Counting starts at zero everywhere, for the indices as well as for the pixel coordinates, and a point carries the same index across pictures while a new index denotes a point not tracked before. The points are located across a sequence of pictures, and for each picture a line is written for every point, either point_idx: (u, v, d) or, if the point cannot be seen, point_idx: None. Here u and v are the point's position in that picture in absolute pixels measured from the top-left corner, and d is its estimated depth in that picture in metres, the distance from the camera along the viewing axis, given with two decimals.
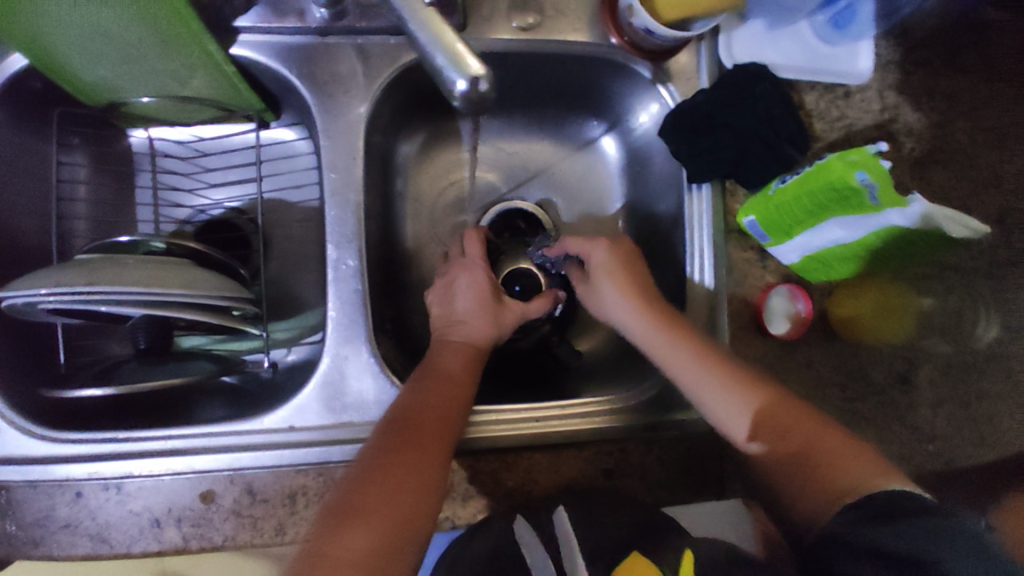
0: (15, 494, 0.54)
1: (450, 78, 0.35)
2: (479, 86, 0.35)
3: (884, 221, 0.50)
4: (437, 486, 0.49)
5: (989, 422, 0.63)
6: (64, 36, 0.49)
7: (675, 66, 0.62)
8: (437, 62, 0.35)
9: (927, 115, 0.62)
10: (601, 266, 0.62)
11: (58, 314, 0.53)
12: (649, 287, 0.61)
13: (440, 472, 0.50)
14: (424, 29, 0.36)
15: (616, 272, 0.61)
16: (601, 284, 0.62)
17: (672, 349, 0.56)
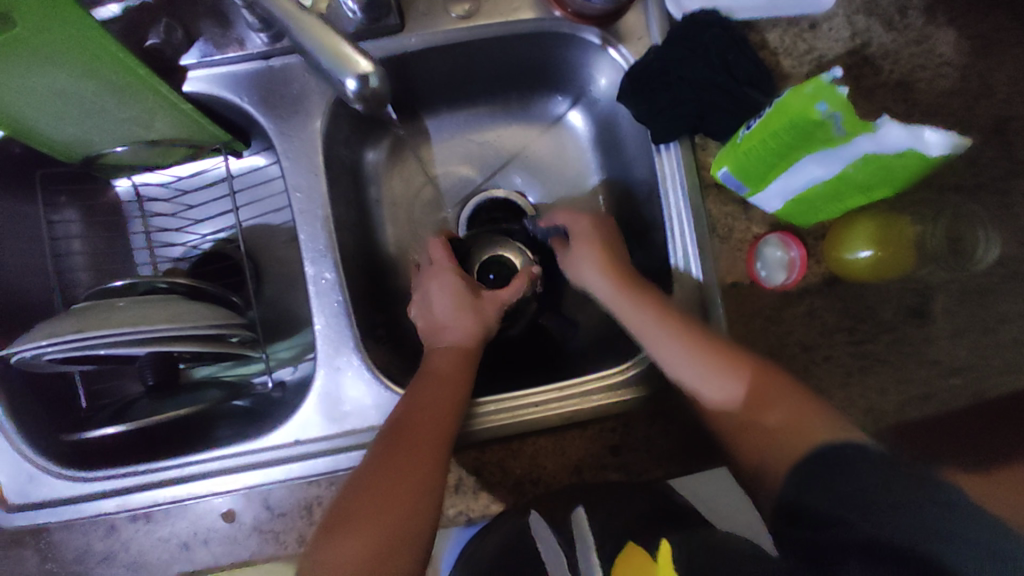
0: (54, 535, 0.59)
1: (342, 79, 0.38)
2: (370, 81, 0.39)
3: (856, 150, 0.47)
4: (430, 490, 0.50)
5: (1017, 346, 0.59)
6: (26, 106, 0.52)
7: (624, 27, 0.60)
8: (324, 62, 0.39)
9: (901, 34, 0.58)
10: (580, 236, 0.64)
11: (65, 363, 0.57)
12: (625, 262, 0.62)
13: (433, 476, 0.51)
14: (307, 36, 0.38)
15: (595, 241, 0.63)
16: (580, 254, 0.64)
17: (638, 313, 0.57)
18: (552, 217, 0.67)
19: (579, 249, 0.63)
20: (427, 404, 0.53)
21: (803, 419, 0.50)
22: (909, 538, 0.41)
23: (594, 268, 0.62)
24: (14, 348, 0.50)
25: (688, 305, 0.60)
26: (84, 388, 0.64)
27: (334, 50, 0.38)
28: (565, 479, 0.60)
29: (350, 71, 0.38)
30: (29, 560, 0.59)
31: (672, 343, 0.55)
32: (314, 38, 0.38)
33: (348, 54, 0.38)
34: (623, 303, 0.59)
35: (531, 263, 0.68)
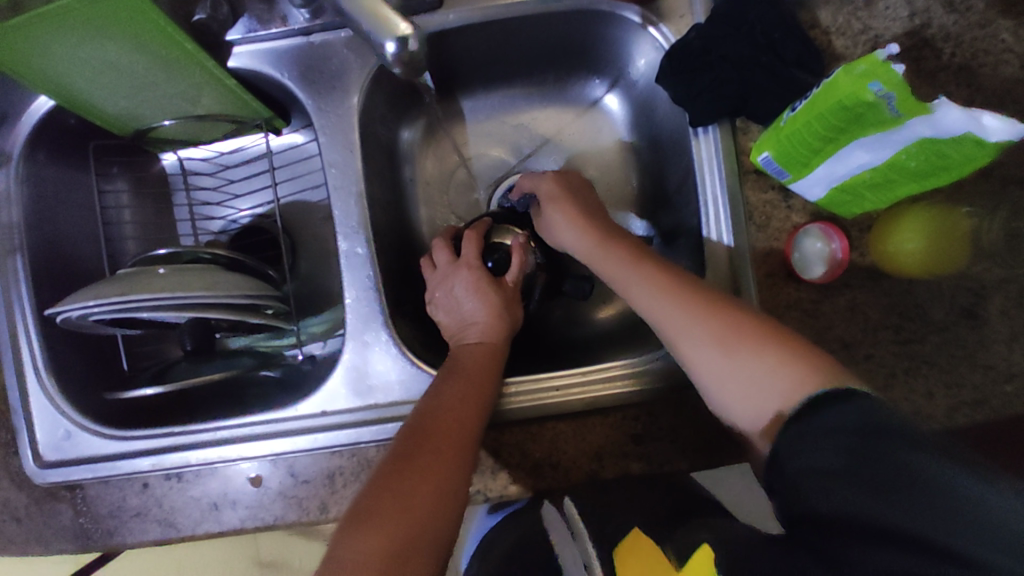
0: (88, 491, 0.60)
1: (381, 42, 0.38)
2: (409, 45, 0.38)
3: (912, 133, 0.44)
4: (456, 487, 0.49)
5: None
6: (83, 77, 0.55)
7: (665, 5, 0.58)
8: (363, 26, 0.38)
9: (968, 13, 0.55)
10: (549, 198, 0.64)
11: (112, 326, 0.60)
12: (603, 222, 0.62)
13: (460, 473, 0.50)
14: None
15: (565, 202, 0.63)
16: (552, 214, 0.63)
17: (617, 265, 0.58)
18: (519, 184, 0.68)
19: (550, 210, 0.63)
20: (457, 399, 0.54)
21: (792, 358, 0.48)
22: (924, 524, 0.37)
23: (569, 226, 0.62)
24: (63, 306, 0.53)
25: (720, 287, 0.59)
26: (128, 350, 0.67)
27: (371, 12, 0.37)
28: (585, 465, 0.58)
29: (390, 35, 0.38)
30: (63, 515, 0.60)
31: (639, 289, 0.56)
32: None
33: (388, 16, 0.37)
34: (597, 258, 0.60)
35: (517, 233, 0.66)
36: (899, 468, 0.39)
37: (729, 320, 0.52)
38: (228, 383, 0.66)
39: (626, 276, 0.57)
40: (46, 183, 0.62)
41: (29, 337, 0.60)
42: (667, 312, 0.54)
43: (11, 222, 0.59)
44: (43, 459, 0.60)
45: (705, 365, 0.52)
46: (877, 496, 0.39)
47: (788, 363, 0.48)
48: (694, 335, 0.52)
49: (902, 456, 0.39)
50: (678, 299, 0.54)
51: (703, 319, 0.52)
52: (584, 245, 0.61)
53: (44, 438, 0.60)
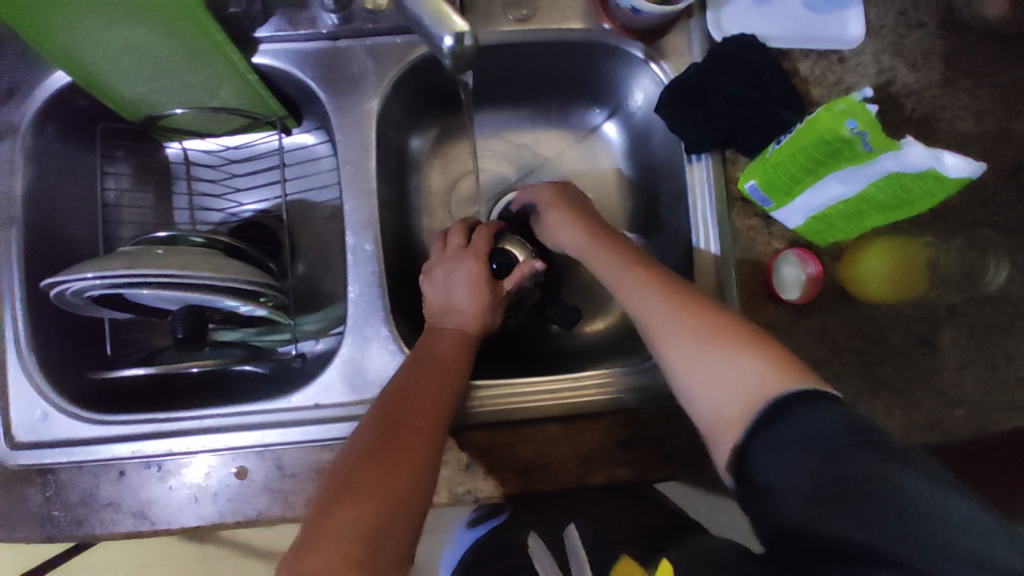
0: (61, 476, 0.57)
1: (439, 36, 0.40)
2: (464, 41, 0.40)
3: (882, 168, 0.49)
4: (431, 472, 0.52)
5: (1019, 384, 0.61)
6: (106, 60, 0.56)
7: (667, 45, 0.64)
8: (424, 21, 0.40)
9: (925, 76, 0.63)
10: (547, 204, 0.66)
11: (104, 306, 0.59)
12: (595, 220, 0.64)
13: (433, 456, 0.53)
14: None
15: (562, 205, 0.65)
16: (549, 218, 0.66)
17: (596, 249, 0.62)
18: (520, 195, 0.70)
19: (546, 214, 0.65)
20: (433, 385, 0.56)
21: (764, 355, 0.49)
22: (887, 540, 0.39)
23: (563, 223, 0.64)
24: (62, 278, 0.53)
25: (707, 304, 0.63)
26: (114, 334, 0.65)
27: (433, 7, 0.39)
28: (573, 468, 0.60)
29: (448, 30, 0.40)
30: (32, 499, 0.57)
31: (597, 254, 0.61)
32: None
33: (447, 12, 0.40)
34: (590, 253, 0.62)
35: (534, 259, 0.65)
36: (877, 484, 0.40)
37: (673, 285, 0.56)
38: (217, 372, 0.65)
39: (596, 253, 0.62)
40: (52, 159, 0.62)
41: (15, 311, 0.58)
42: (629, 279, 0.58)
43: (11, 193, 0.59)
44: (15, 440, 0.57)
45: (650, 317, 0.55)
46: (857, 513, 0.40)
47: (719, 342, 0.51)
48: (642, 290, 0.57)
49: (890, 474, 0.40)
50: (637, 271, 0.58)
51: (686, 317, 0.53)
52: (579, 244, 0.63)
53: (19, 418, 0.58)
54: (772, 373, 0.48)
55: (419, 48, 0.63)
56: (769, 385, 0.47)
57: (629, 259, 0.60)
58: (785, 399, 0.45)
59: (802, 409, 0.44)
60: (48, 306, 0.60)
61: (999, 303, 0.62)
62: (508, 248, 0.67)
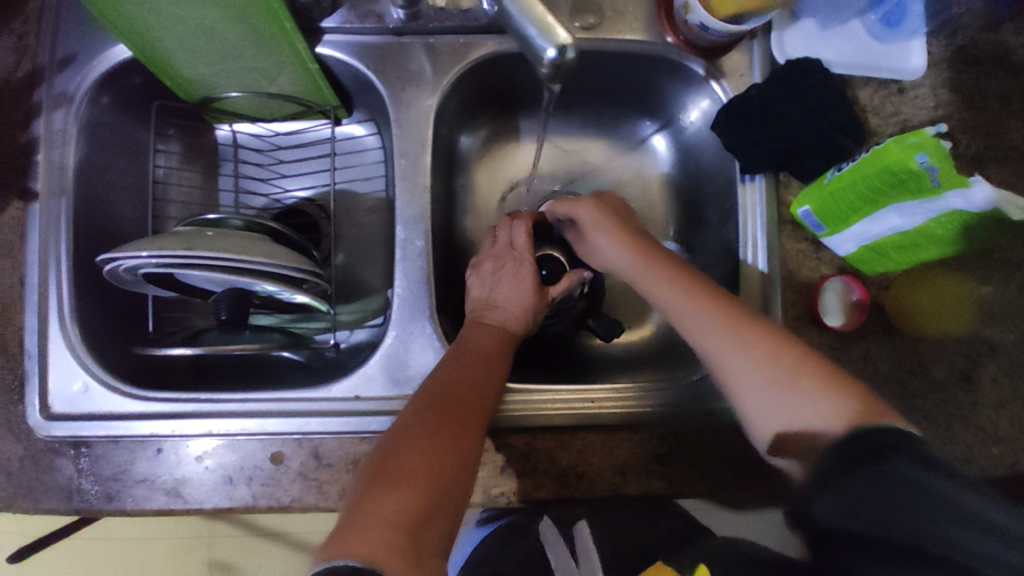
0: (96, 449, 0.57)
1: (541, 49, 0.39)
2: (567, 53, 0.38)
3: (946, 204, 0.50)
4: (472, 462, 0.52)
5: None
6: (173, 38, 0.56)
7: (728, 63, 0.64)
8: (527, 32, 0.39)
9: (978, 114, 0.65)
10: (589, 224, 0.62)
11: (151, 283, 0.59)
12: (645, 236, 0.61)
13: (475, 449, 0.53)
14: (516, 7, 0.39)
15: (606, 224, 0.61)
16: (594, 238, 0.62)
17: (649, 273, 0.58)
18: (553, 209, 0.66)
19: (592, 235, 0.62)
20: (473, 378, 0.56)
21: (835, 397, 0.48)
22: (906, 533, 0.39)
23: (612, 243, 0.60)
24: (117, 253, 0.53)
25: None
26: (155, 312, 0.65)
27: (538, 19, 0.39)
28: (609, 478, 0.60)
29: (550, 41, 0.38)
30: (63, 471, 0.57)
31: (653, 280, 0.58)
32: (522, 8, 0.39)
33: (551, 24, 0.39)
34: (643, 277, 0.59)
35: (582, 269, 0.66)
36: (889, 479, 0.41)
37: (718, 308, 0.54)
38: (255, 358, 0.65)
39: (647, 278, 0.58)
40: (106, 132, 0.62)
41: (59, 283, 0.57)
42: (678, 297, 0.56)
43: (63, 162, 0.58)
44: (50, 411, 0.57)
45: (715, 347, 0.53)
46: (875, 505, 0.40)
47: (782, 373, 0.50)
48: (701, 322, 0.54)
49: (913, 477, 0.40)
50: (689, 292, 0.56)
51: (761, 353, 0.52)
52: (629, 261, 0.60)
53: (56, 389, 0.57)
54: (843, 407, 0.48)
55: (481, 48, 0.63)
56: (846, 420, 0.47)
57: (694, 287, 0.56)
58: (867, 435, 0.43)
59: (874, 438, 0.43)
60: (94, 279, 0.60)
61: None
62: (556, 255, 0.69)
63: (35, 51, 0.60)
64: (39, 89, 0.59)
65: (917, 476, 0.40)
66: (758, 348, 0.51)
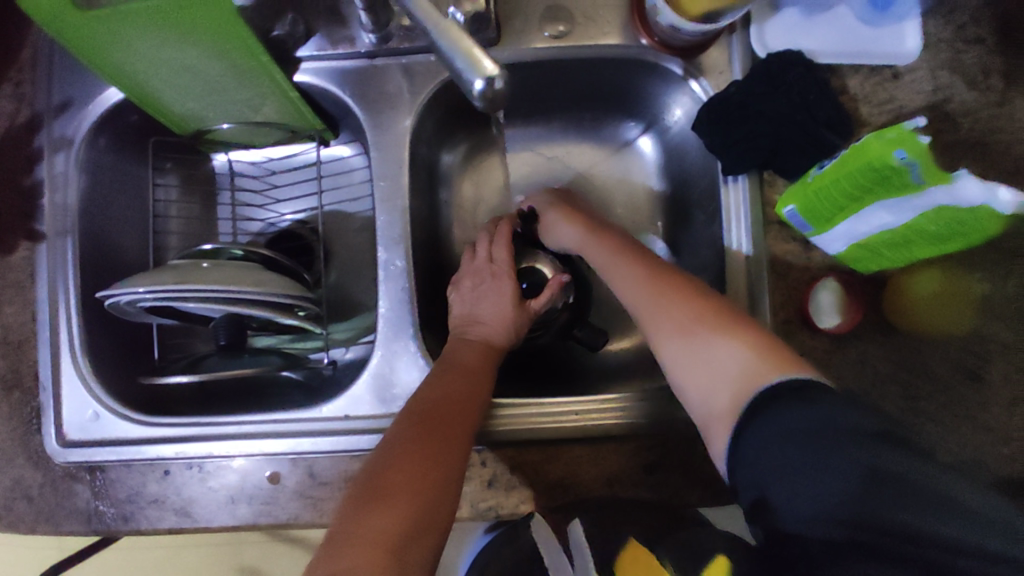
0: (110, 474, 0.61)
1: (469, 80, 0.37)
2: (495, 85, 0.37)
3: (932, 201, 0.47)
4: (458, 478, 0.52)
5: None
6: (159, 78, 0.58)
7: (706, 61, 0.62)
8: (456, 66, 0.38)
9: (985, 94, 0.61)
10: (546, 206, 0.67)
11: (151, 313, 0.62)
12: (592, 216, 0.65)
13: (461, 463, 0.53)
14: (444, 41, 0.38)
15: (558, 205, 0.66)
16: (545, 216, 0.67)
17: (590, 245, 0.62)
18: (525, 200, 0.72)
19: (546, 213, 0.66)
20: (458, 394, 0.57)
21: (738, 337, 0.48)
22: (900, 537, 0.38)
23: (562, 221, 0.64)
24: (114, 289, 0.56)
25: None
26: (160, 339, 0.69)
27: (464, 50, 0.37)
28: (597, 489, 0.60)
29: (478, 73, 0.37)
30: (80, 495, 0.61)
31: (591, 251, 0.61)
32: (449, 40, 0.38)
33: (478, 55, 0.37)
34: (587, 249, 0.62)
35: (562, 273, 0.66)
36: (831, 458, 0.40)
37: (649, 269, 0.56)
38: (253, 380, 0.67)
39: (589, 247, 0.61)
40: (104, 172, 0.65)
41: (67, 318, 0.61)
42: (620, 272, 0.57)
43: (65, 204, 0.62)
44: (65, 438, 0.61)
45: (637, 305, 0.55)
46: (833, 498, 0.40)
47: (700, 323, 0.50)
48: (626, 277, 0.57)
49: (861, 459, 0.40)
50: (625, 261, 0.58)
51: (679, 305, 0.52)
52: (576, 236, 0.63)
53: (70, 417, 0.61)
54: (757, 362, 0.46)
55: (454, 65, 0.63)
56: (756, 374, 0.45)
57: (625, 266, 0.57)
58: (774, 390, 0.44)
59: (786, 402, 0.43)
60: (101, 313, 0.64)
61: None
62: (539, 267, 0.68)
63: (34, 99, 0.63)
64: (40, 136, 0.63)
65: (862, 460, 0.40)
66: (681, 303, 0.51)
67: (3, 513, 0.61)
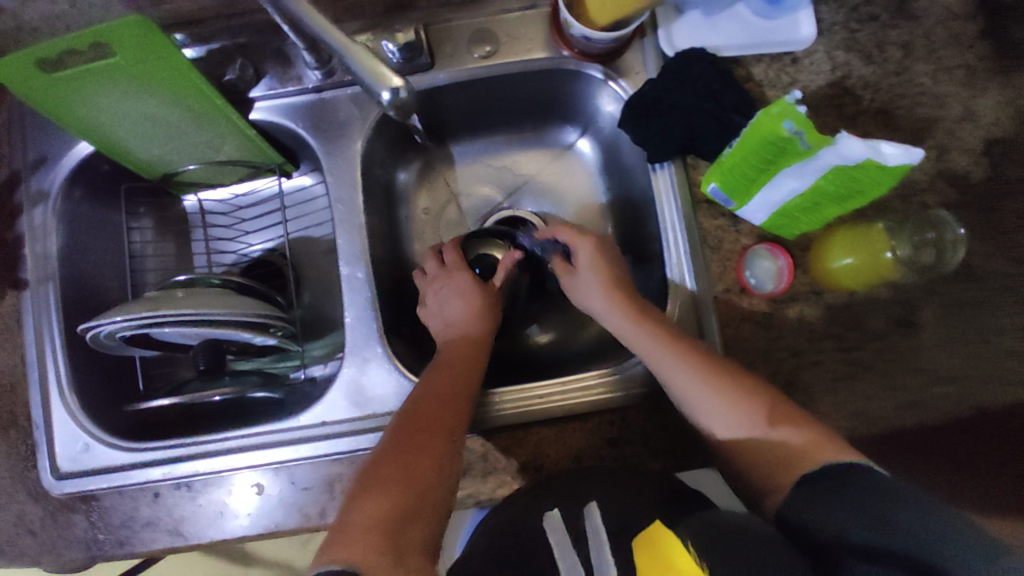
0: (103, 501, 0.64)
1: (377, 92, 0.45)
2: (401, 94, 0.45)
3: (825, 162, 0.52)
4: (450, 460, 0.55)
5: (1009, 357, 0.63)
6: (123, 129, 0.63)
7: (623, 63, 0.68)
8: (367, 83, 0.45)
9: (880, 67, 0.67)
10: (587, 262, 0.68)
11: (133, 344, 0.66)
12: (629, 287, 0.67)
13: (451, 446, 0.56)
14: (354, 63, 0.45)
15: (599, 266, 0.68)
16: (585, 276, 0.68)
17: (635, 327, 0.63)
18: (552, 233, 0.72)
19: (584, 273, 0.68)
20: (444, 386, 0.60)
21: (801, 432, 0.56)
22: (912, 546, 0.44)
23: (600, 291, 0.67)
24: (94, 323, 0.60)
25: (684, 313, 0.67)
26: (145, 371, 0.73)
27: (371, 70, 0.45)
28: (566, 466, 0.63)
29: (384, 86, 0.44)
30: (78, 525, 0.63)
31: (638, 334, 0.63)
32: (357, 61, 0.45)
33: (384, 72, 0.44)
34: (629, 328, 0.64)
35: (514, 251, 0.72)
36: (870, 499, 0.47)
37: (703, 355, 0.60)
38: (236, 401, 0.71)
39: (633, 328, 0.64)
40: (82, 219, 0.70)
41: (56, 357, 0.65)
42: (670, 365, 0.60)
43: (47, 251, 0.66)
44: (59, 471, 0.64)
45: (694, 401, 0.59)
46: (863, 522, 0.46)
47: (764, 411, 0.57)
48: (679, 366, 0.59)
49: (901, 510, 0.46)
50: (674, 349, 0.61)
51: (737, 394, 0.57)
52: (609, 312, 0.66)
53: (62, 451, 0.64)
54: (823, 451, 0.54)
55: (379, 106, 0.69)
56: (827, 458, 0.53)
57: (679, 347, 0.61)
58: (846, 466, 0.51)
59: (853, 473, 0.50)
60: (87, 349, 0.67)
61: (979, 275, 0.64)
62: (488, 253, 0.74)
63: (10, 158, 0.68)
64: (19, 191, 0.68)
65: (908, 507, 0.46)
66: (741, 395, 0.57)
67: (5, 550, 0.63)
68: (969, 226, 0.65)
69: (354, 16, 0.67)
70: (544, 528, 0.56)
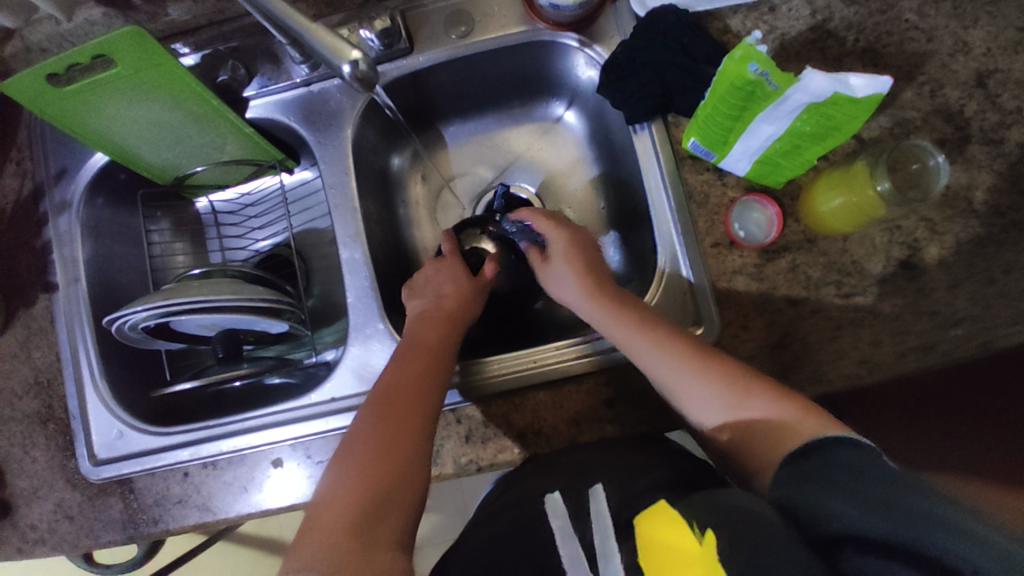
0: (137, 483, 0.68)
1: (339, 67, 0.49)
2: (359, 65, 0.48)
3: (795, 102, 0.51)
4: (423, 441, 0.58)
5: None
6: (132, 136, 0.68)
7: (597, 29, 0.69)
8: (331, 60, 0.49)
9: (863, 7, 0.66)
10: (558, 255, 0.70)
11: (156, 336, 0.71)
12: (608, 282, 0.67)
13: (423, 427, 0.58)
14: (317, 41, 0.49)
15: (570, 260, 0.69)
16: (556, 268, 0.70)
17: (618, 313, 0.63)
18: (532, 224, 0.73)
19: (555, 265, 0.70)
20: (415, 371, 0.61)
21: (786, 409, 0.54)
22: (906, 531, 0.40)
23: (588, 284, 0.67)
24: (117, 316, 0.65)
25: (670, 286, 0.67)
26: (172, 362, 0.79)
27: (332, 46, 0.48)
28: (563, 428, 0.64)
29: (344, 59, 0.48)
30: (113, 508, 0.68)
31: (621, 317, 0.63)
32: (319, 41, 0.49)
33: (342, 47, 0.48)
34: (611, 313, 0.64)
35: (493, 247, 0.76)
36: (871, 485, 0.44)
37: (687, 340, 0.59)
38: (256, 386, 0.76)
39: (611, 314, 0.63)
40: (104, 224, 0.76)
41: (87, 351, 0.71)
42: (640, 346, 0.60)
43: (72, 255, 0.72)
44: (96, 458, 0.69)
45: (677, 384, 0.58)
46: (865, 509, 0.42)
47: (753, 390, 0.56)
48: (654, 349, 0.59)
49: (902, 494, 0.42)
50: (650, 332, 0.60)
51: (721, 376, 0.57)
52: (587, 297, 0.67)
53: (99, 438, 0.70)
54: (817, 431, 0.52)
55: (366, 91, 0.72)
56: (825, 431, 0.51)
57: (647, 324, 0.61)
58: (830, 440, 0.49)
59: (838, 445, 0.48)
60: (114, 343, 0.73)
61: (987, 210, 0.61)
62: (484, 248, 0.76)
63: (33, 172, 0.74)
64: (43, 202, 0.73)
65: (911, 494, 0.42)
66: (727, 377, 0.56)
67: (49, 535, 0.68)
68: (973, 159, 0.62)
69: (334, 10, 0.70)
70: (545, 512, 0.56)
